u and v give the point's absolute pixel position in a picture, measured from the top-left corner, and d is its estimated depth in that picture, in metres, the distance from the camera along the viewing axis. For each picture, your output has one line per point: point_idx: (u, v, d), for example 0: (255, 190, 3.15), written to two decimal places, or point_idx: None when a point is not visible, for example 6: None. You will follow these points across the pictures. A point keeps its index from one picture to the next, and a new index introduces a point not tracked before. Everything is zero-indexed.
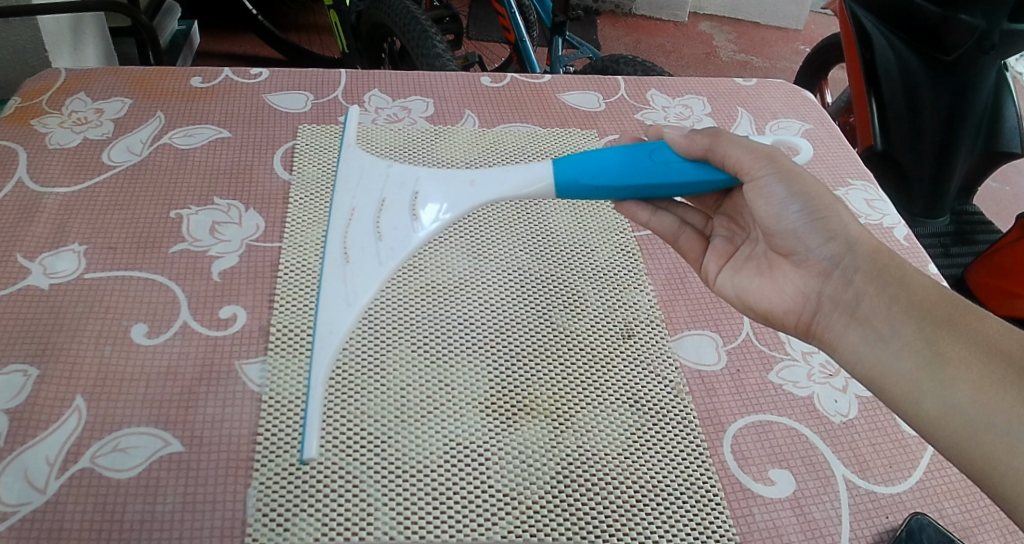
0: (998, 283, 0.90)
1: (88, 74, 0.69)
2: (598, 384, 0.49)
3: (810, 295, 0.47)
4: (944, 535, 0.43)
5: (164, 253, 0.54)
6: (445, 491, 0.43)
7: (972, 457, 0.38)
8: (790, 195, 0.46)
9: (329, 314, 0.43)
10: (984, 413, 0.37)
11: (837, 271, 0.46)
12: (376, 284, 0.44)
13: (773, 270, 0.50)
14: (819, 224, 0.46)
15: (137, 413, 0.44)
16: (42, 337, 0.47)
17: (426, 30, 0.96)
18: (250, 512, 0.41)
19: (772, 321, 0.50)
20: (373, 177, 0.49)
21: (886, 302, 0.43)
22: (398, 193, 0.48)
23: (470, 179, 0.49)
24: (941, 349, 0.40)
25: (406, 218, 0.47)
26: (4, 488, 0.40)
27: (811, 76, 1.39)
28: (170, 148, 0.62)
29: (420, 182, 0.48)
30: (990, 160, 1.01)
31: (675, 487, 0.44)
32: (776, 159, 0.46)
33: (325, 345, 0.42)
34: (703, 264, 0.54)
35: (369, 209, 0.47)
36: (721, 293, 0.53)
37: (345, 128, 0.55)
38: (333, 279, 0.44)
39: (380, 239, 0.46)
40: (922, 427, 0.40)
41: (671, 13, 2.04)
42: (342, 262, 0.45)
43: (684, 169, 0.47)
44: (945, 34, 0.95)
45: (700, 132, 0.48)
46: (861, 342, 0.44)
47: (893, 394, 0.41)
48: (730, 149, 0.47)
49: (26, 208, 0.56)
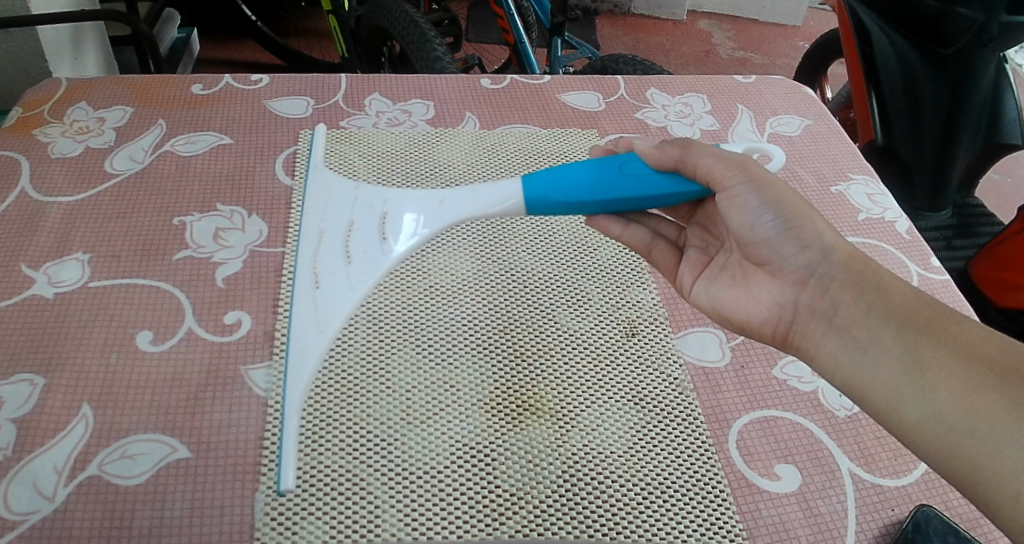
0: (1002, 275, 0.90)
1: (89, 84, 0.70)
2: (603, 385, 0.49)
3: (786, 304, 0.47)
4: (950, 527, 0.43)
5: (168, 260, 0.54)
6: (451, 489, 0.43)
7: (956, 461, 0.37)
8: (764, 203, 0.46)
9: (302, 345, 0.46)
10: (966, 418, 0.37)
11: (813, 279, 0.46)
12: (346, 307, 0.47)
13: (748, 280, 0.50)
14: (793, 233, 0.46)
15: (145, 421, 0.44)
16: (48, 346, 0.47)
17: (426, 33, 0.96)
18: (258, 516, 0.41)
19: (748, 331, 0.50)
20: (342, 201, 0.51)
21: (862, 309, 0.43)
22: (367, 215, 0.50)
23: (439, 200, 0.50)
24: (920, 354, 0.40)
25: (376, 242, 0.49)
26: (13, 497, 0.41)
27: (811, 72, 1.39)
28: (172, 156, 0.63)
29: (389, 203, 0.50)
30: (990, 154, 1.00)
31: (681, 486, 0.44)
32: (748, 168, 0.47)
33: (298, 374, 0.45)
34: (678, 276, 0.54)
35: (338, 231, 0.49)
36: (696, 304, 0.53)
37: (312, 147, 0.61)
38: (305, 304, 0.47)
39: (351, 263, 0.48)
40: (904, 432, 0.40)
41: (670, 12, 2.05)
42: (314, 287, 0.47)
43: (655, 181, 0.48)
44: (944, 27, 0.95)
45: (670, 143, 0.49)
46: (839, 349, 0.44)
47: (874, 401, 0.41)
48: (700, 159, 0.47)
49: (29, 219, 0.56)
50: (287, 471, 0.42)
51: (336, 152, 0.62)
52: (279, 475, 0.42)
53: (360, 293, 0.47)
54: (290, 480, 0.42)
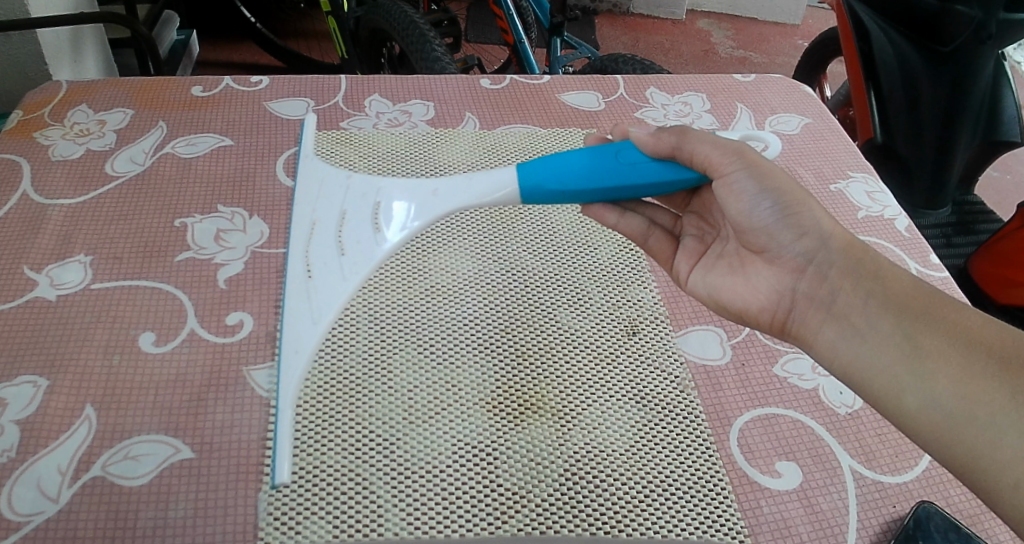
0: (1002, 272, 0.90)
1: (89, 86, 0.70)
2: (602, 382, 0.49)
3: (784, 292, 0.48)
4: (950, 523, 0.43)
5: (170, 262, 0.54)
6: (452, 488, 0.43)
7: (956, 450, 0.38)
8: (761, 191, 0.47)
9: (296, 333, 0.47)
10: (965, 407, 0.37)
11: (812, 266, 0.46)
12: (341, 297, 0.47)
13: (746, 269, 0.50)
14: (791, 221, 0.46)
15: (148, 422, 0.45)
16: (50, 348, 0.48)
17: (426, 34, 0.96)
18: (261, 516, 0.41)
19: (746, 319, 0.50)
20: (335, 189, 0.52)
21: (861, 296, 0.43)
22: (359, 205, 0.51)
23: (431, 189, 0.51)
24: (918, 342, 0.40)
25: (369, 232, 0.49)
26: (17, 498, 0.41)
27: (810, 70, 1.39)
28: (173, 157, 0.63)
29: (381, 192, 0.51)
30: (991, 151, 1.01)
31: (683, 482, 0.44)
32: (746, 154, 0.47)
33: (292, 366, 0.46)
34: (675, 265, 0.55)
35: (330, 222, 0.50)
36: (693, 293, 0.53)
37: (301, 135, 0.62)
38: (298, 295, 0.48)
39: (343, 253, 0.48)
40: (904, 423, 0.40)
41: (670, 11, 2.05)
42: (308, 278, 0.48)
43: (652, 169, 0.48)
44: (942, 25, 0.95)
45: (667, 130, 0.49)
46: (838, 337, 0.44)
47: (873, 391, 0.41)
48: (697, 146, 0.47)
49: (31, 221, 0.56)
50: (281, 465, 0.42)
51: (336, 152, 0.63)
52: (274, 468, 0.42)
53: (353, 283, 0.47)
54: (285, 473, 0.42)
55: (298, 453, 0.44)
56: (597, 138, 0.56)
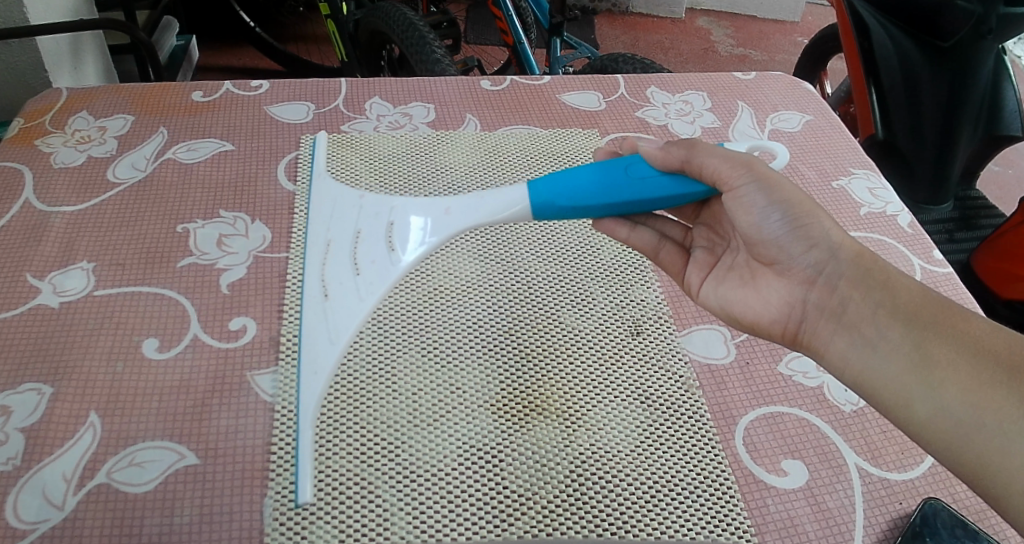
0: (1003, 267, 0.90)
1: (88, 93, 0.70)
2: (608, 383, 0.49)
3: (795, 304, 0.48)
4: (957, 520, 0.43)
5: (173, 267, 0.54)
6: (460, 490, 0.43)
7: (968, 457, 0.37)
8: (770, 203, 0.46)
9: (313, 352, 0.48)
10: (975, 413, 0.37)
11: (822, 278, 0.46)
12: (357, 318, 0.48)
13: (756, 280, 0.50)
14: (800, 232, 0.46)
15: (152, 428, 0.45)
16: (53, 356, 0.48)
17: (424, 36, 0.96)
18: (267, 521, 0.41)
19: (758, 331, 0.50)
20: (348, 209, 0.54)
21: (871, 306, 0.43)
22: (373, 224, 0.52)
23: (445, 207, 0.52)
24: (928, 351, 0.40)
25: (383, 251, 0.50)
26: (23, 506, 0.41)
27: (810, 66, 1.38)
28: (174, 163, 0.63)
29: (394, 211, 0.52)
30: (994, 145, 1.01)
31: (689, 482, 0.44)
32: (755, 167, 0.47)
33: (310, 387, 0.46)
34: (685, 276, 0.55)
35: (344, 241, 0.51)
36: (705, 305, 0.53)
37: (313, 153, 0.63)
38: (315, 314, 0.48)
39: (359, 272, 0.49)
40: (914, 431, 0.40)
41: (669, 10, 2.05)
42: (323, 298, 0.49)
43: (661, 183, 0.48)
44: (941, 19, 0.96)
45: (675, 143, 0.48)
46: (848, 347, 0.44)
47: (885, 400, 0.41)
48: (706, 159, 0.47)
49: (33, 229, 0.56)
50: (303, 483, 0.42)
51: (336, 156, 0.62)
52: (294, 483, 0.42)
53: (368, 303, 0.48)
54: (307, 492, 0.42)
55: (308, 461, 0.44)
56: (605, 151, 0.55)
